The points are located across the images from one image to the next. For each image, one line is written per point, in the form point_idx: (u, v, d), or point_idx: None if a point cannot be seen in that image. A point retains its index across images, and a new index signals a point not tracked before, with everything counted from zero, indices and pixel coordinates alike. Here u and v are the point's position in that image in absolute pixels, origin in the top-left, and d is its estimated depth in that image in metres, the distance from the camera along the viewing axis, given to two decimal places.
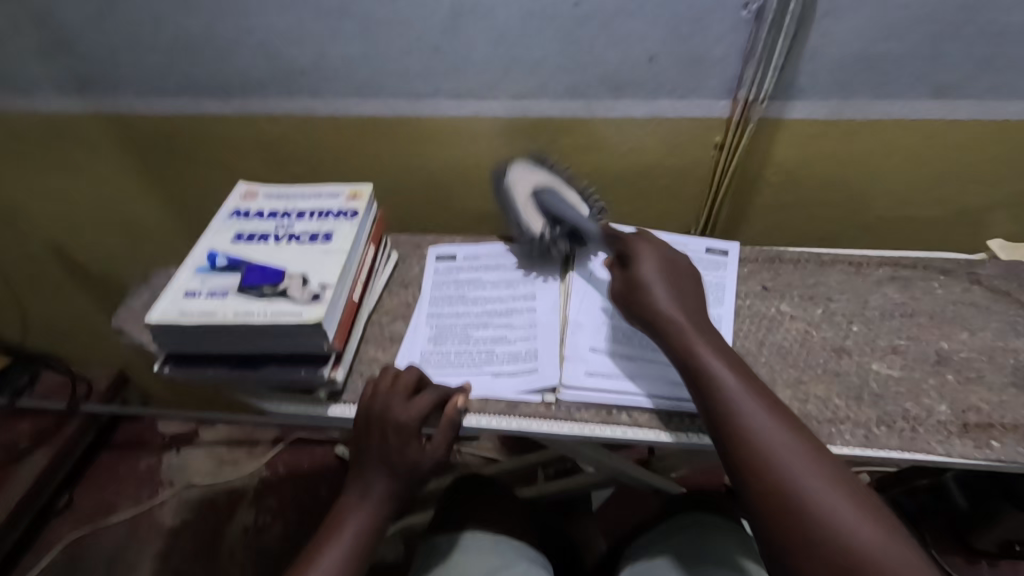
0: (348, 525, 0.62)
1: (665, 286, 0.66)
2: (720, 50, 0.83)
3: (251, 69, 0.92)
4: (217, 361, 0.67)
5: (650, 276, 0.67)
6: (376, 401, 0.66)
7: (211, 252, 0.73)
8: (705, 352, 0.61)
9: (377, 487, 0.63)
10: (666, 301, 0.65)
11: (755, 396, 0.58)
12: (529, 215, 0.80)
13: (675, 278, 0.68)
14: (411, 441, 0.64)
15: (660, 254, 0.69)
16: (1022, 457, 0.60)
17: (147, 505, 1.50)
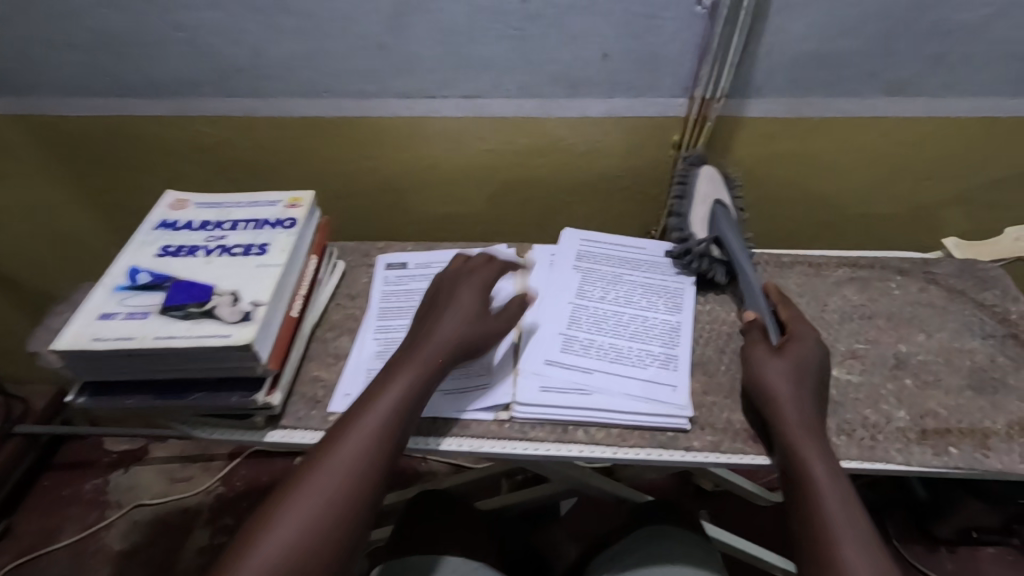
0: (361, 424, 0.55)
1: (788, 360, 0.62)
2: (675, 48, 0.81)
3: (182, 67, 0.86)
4: (139, 390, 0.62)
5: (790, 351, 0.63)
6: (428, 302, 0.68)
7: (133, 268, 0.67)
8: (801, 428, 0.57)
9: (394, 386, 0.58)
10: (779, 376, 0.61)
11: (804, 426, 0.57)
12: (695, 218, 0.80)
13: (811, 361, 0.63)
14: (456, 326, 0.64)
15: (814, 337, 0.65)
16: (980, 463, 0.59)
17: (93, 530, 1.42)
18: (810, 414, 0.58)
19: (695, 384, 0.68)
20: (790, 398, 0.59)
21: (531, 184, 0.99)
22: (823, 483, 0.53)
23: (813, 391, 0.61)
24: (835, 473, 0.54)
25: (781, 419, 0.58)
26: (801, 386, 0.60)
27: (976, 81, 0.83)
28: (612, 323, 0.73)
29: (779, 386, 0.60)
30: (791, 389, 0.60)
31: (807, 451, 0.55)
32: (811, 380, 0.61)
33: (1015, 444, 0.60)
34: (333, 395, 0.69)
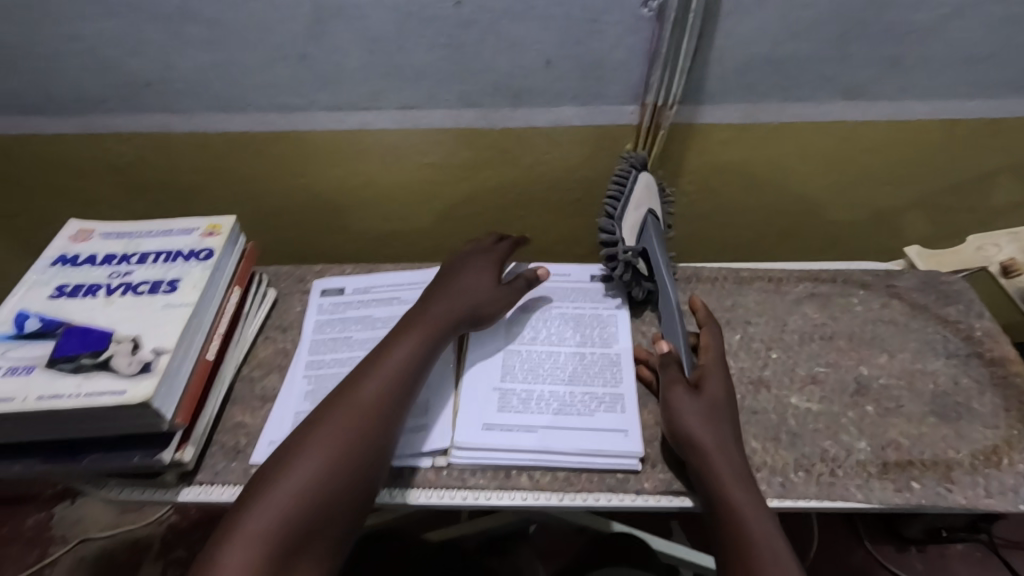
0: (360, 402, 0.55)
1: (707, 400, 0.58)
2: (620, 54, 0.76)
3: (86, 82, 0.78)
4: (26, 453, 0.55)
5: (707, 390, 0.59)
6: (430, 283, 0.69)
7: (21, 313, 0.60)
8: (727, 476, 0.54)
9: (386, 362, 0.59)
10: (700, 418, 0.57)
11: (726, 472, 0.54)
12: (630, 223, 0.71)
13: (728, 397, 0.60)
14: (459, 300, 0.66)
15: (723, 370, 0.62)
16: (943, 499, 0.56)
17: (36, 569, 1.34)
18: (735, 461, 0.55)
19: (647, 418, 0.64)
20: (714, 445, 0.55)
21: (480, 197, 0.93)
22: (754, 538, 0.50)
23: (733, 432, 0.57)
24: (761, 519, 0.51)
25: (708, 469, 0.54)
26: (723, 429, 0.57)
27: (935, 83, 0.80)
28: (548, 368, 0.69)
29: (704, 429, 0.56)
30: (716, 433, 0.56)
31: (735, 506, 0.52)
32: (731, 417, 0.58)
33: (979, 476, 0.57)
34: (256, 443, 0.63)
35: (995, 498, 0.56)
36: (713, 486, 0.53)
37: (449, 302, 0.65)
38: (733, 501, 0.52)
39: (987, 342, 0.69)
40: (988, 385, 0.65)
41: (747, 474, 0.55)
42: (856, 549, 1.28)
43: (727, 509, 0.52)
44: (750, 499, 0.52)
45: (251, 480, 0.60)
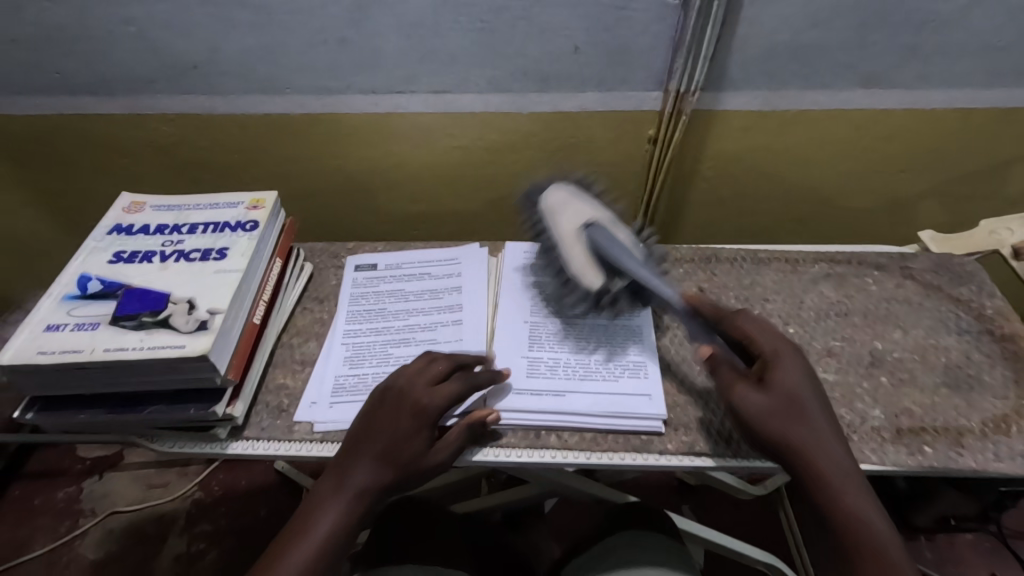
0: (315, 529, 0.52)
1: (796, 399, 0.55)
2: (646, 41, 0.79)
3: (134, 63, 0.82)
4: (91, 403, 0.59)
5: (791, 386, 0.56)
6: (370, 402, 0.57)
7: (83, 276, 0.64)
8: (834, 480, 0.52)
9: (356, 479, 0.53)
10: (796, 420, 0.54)
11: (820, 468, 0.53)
12: (580, 266, 0.71)
13: (809, 383, 0.57)
14: (418, 432, 0.55)
15: (799, 353, 0.59)
16: (954, 462, 0.59)
17: (67, 539, 1.38)
18: (827, 450, 0.53)
19: (668, 385, 0.67)
20: (812, 448, 0.53)
21: (505, 180, 0.96)
22: (875, 545, 0.50)
23: (824, 425, 0.55)
24: (876, 517, 0.51)
25: (815, 476, 0.53)
26: (818, 427, 0.54)
27: (950, 72, 0.82)
28: (572, 338, 0.72)
29: (801, 435, 0.54)
30: (812, 434, 0.54)
31: (848, 510, 0.51)
32: (819, 407, 0.56)
33: (989, 442, 0.60)
34: (298, 403, 0.67)
35: (1004, 462, 0.58)
36: (824, 494, 0.52)
37: (405, 432, 0.55)
38: (845, 505, 0.51)
39: (999, 319, 0.71)
40: (999, 358, 0.67)
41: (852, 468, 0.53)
42: None
43: (841, 514, 0.51)
44: (861, 499, 0.52)
45: (295, 436, 0.64)
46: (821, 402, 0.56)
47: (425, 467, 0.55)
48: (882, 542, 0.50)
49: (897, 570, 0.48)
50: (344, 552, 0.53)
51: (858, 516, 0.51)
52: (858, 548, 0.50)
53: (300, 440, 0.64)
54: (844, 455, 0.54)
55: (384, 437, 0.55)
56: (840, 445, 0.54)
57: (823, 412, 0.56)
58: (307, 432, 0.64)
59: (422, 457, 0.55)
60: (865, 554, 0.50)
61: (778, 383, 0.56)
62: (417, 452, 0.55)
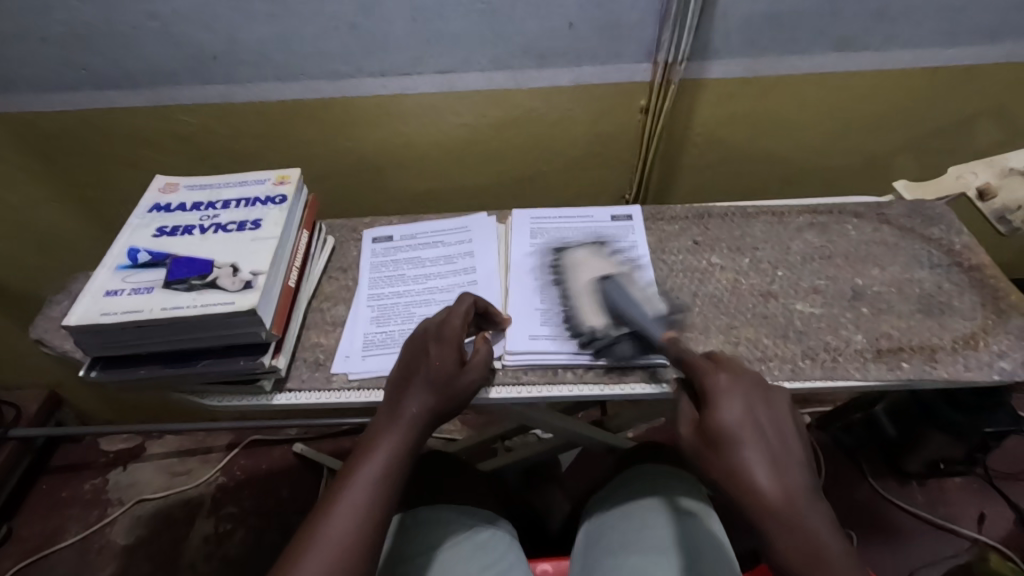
0: (380, 448, 0.60)
1: (734, 401, 0.53)
2: (634, 15, 0.85)
3: (158, 57, 0.87)
4: (149, 360, 0.65)
5: (726, 391, 0.54)
6: (407, 342, 0.66)
7: (132, 249, 0.70)
8: (756, 465, 0.50)
9: (409, 402, 0.62)
10: (734, 423, 0.52)
11: (760, 449, 0.51)
12: (587, 310, 0.72)
13: (751, 388, 0.55)
14: (450, 355, 0.64)
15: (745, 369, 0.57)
16: (928, 373, 0.66)
17: (97, 528, 1.41)
18: (773, 442, 0.51)
19: (671, 324, 0.74)
20: (745, 448, 0.51)
21: (507, 155, 1.03)
22: (800, 524, 0.47)
23: (775, 433, 0.52)
24: (814, 510, 0.48)
25: (739, 472, 0.50)
26: (756, 430, 0.52)
27: (914, 34, 0.89)
28: None
29: (734, 432, 0.51)
30: (748, 438, 0.51)
31: (762, 487, 0.49)
32: (765, 413, 0.53)
33: (959, 356, 0.68)
34: (333, 357, 0.73)
35: (973, 371, 0.66)
36: (739, 477, 0.49)
37: (438, 359, 0.63)
38: (763, 484, 0.49)
39: (966, 252, 0.79)
40: (967, 287, 0.75)
41: (788, 459, 0.51)
42: (860, 481, 1.37)
43: (761, 495, 0.49)
44: (789, 483, 0.49)
45: (334, 385, 0.70)
46: (769, 405, 0.54)
47: (460, 385, 0.64)
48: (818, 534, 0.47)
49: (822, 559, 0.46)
50: (405, 466, 0.60)
51: (778, 493, 0.48)
52: (782, 537, 0.47)
53: (340, 388, 0.70)
54: (793, 456, 0.51)
55: (424, 368, 0.63)
56: (783, 439, 0.52)
57: (777, 419, 0.53)
58: (344, 381, 0.71)
59: (457, 376, 0.64)
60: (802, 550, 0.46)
61: (712, 392, 0.55)
62: (451, 373, 0.63)
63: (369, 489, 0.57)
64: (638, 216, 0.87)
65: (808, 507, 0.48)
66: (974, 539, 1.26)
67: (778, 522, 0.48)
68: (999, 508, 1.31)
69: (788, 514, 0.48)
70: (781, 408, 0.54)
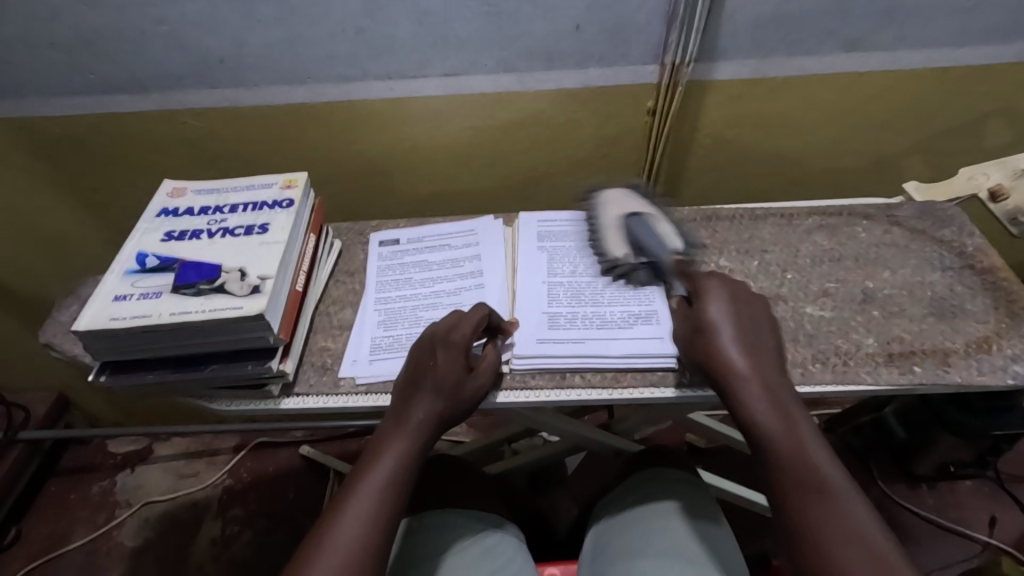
0: (386, 454, 0.60)
1: (721, 307, 0.61)
2: (641, 17, 0.85)
3: (166, 61, 0.88)
4: (158, 365, 0.65)
5: (717, 308, 0.62)
6: (414, 347, 0.66)
7: (140, 253, 0.70)
8: (731, 352, 0.59)
9: (416, 408, 0.62)
10: (723, 324, 0.60)
11: (740, 345, 0.59)
12: (614, 243, 0.79)
13: (737, 296, 0.63)
14: (458, 362, 0.63)
15: (730, 286, 0.64)
16: (941, 378, 0.65)
17: (105, 529, 1.42)
18: (755, 341, 0.60)
19: None
20: (727, 348, 0.59)
21: (514, 157, 1.02)
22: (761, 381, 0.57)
23: (756, 337, 0.60)
24: (776, 378, 0.58)
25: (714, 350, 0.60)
26: (740, 331, 0.60)
27: (924, 34, 0.88)
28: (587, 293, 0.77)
29: (716, 325, 0.61)
30: (731, 338, 0.59)
31: (734, 364, 0.58)
32: (750, 318, 0.62)
33: (972, 360, 0.67)
34: (341, 361, 0.73)
35: (986, 375, 0.65)
36: (721, 361, 0.59)
37: (445, 365, 0.63)
38: (736, 363, 0.58)
39: (978, 255, 0.78)
40: (979, 290, 0.74)
41: (761, 339, 0.60)
42: (869, 485, 1.36)
43: (735, 373, 0.58)
44: (762, 360, 0.59)
45: (341, 389, 0.70)
46: (755, 311, 0.63)
47: (466, 391, 0.63)
48: (792, 417, 0.55)
49: (782, 413, 0.55)
50: (412, 473, 0.60)
51: (748, 371, 0.58)
52: (756, 408, 0.56)
53: (347, 393, 0.70)
54: (767, 354, 0.60)
55: (431, 374, 0.63)
56: (757, 324, 0.61)
57: (758, 328, 0.61)
58: (352, 385, 0.71)
59: (463, 382, 0.63)
60: (772, 430, 0.55)
61: (707, 305, 0.62)
62: (458, 379, 0.63)
63: (376, 494, 0.57)
64: None
65: (770, 374, 0.58)
66: (985, 543, 1.25)
67: (754, 398, 0.56)
68: (1011, 512, 1.30)
69: (751, 388, 0.57)
70: (764, 321, 0.62)
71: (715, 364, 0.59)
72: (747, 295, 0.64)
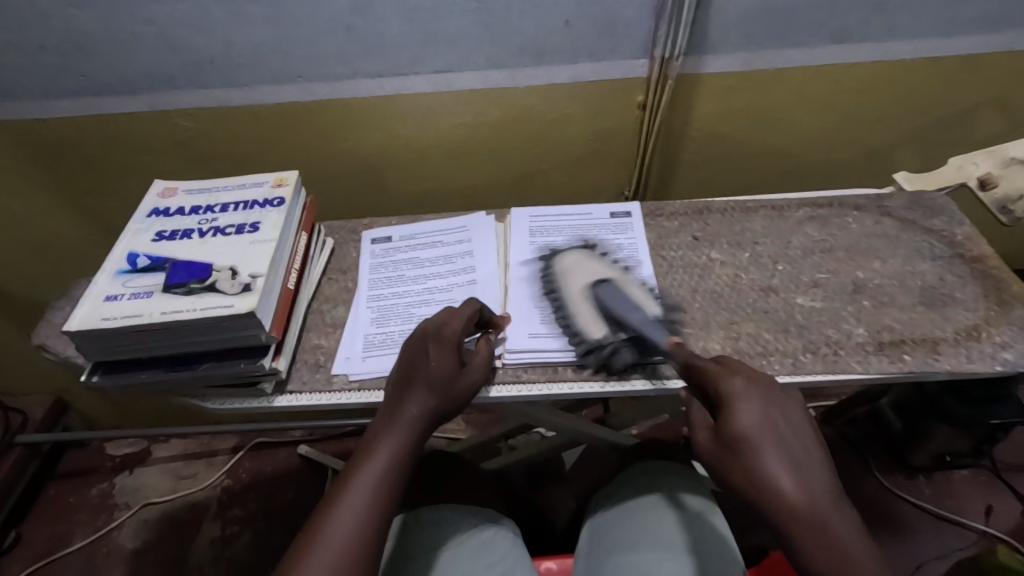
0: (380, 449, 0.60)
1: (761, 433, 0.49)
2: (630, 11, 0.85)
3: (156, 62, 0.88)
4: (150, 365, 0.65)
5: (750, 424, 0.49)
6: (406, 343, 0.66)
7: (132, 254, 0.70)
8: (779, 475, 0.47)
9: (409, 402, 0.62)
10: (766, 453, 0.48)
11: (789, 473, 0.47)
12: (587, 319, 0.70)
13: (769, 398, 0.51)
14: (449, 356, 0.64)
15: (761, 386, 0.52)
16: (931, 366, 0.66)
17: (104, 532, 1.42)
18: (810, 476, 0.47)
19: (671, 320, 0.73)
20: (777, 483, 0.47)
21: (506, 154, 1.02)
22: (805, 492, 0.46)
23: (808, 465, 0.48)
24: (839, 514, 0.46)
25: (752, 476, 0.48)
26: (790, 459, 0.48)
27: (914, 24, 0.88)
28: None
29: (752, 437, 0.49)
30: (782, 470, 0.47)
31: (785, 491, 0.46)
32: (793, 436, 0.50)
33: (962, 348, 0.67)
34: (334, 358, 0.73)
35: (977, 362, 0.66)
36: (763, 488, 0.47)
37: (437, 360, 0.63)
38: (786, 493, 0.46)
39: (968, 244, 0.78)
40: (969, 278, 0.74)
41: (804, 454, 0.49)
42: (866, 476, 1.36)
43: (785, 505, 0.46)
44: (806, 475, 0.48)
45: (334, 386, 0.70)
46: (790, 418, 0.51)
47: (459, 386, 0.64)
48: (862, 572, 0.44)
49: None
50: (406, 468, 0.60)
51: (802, 502, 0.46)
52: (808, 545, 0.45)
53: (341, 389, 0.70)
54: (822, 481, 0.48)
55: (425, 369, 0.63)
56: (789, 425, 0.50)
57: (805, 447, 0.49)
58: (345, 382, 0.71)
59: (456, 376, 0.64)
60: None
61: (743, 429, 0.49)
62: (451, 373, 0.63)
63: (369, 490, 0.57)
64: (637, 212, 0.87)
65: (818, 497, 0.46)
66: (982, 531, 1.25)
67: (809, 534, 0.45)
68: (1007, 501, 1.30)
69: (813, 521, 0.45)
70: (809, 438, 0.50)
71: (763, 497, 0.47)
72: (777, 395, 0.52)
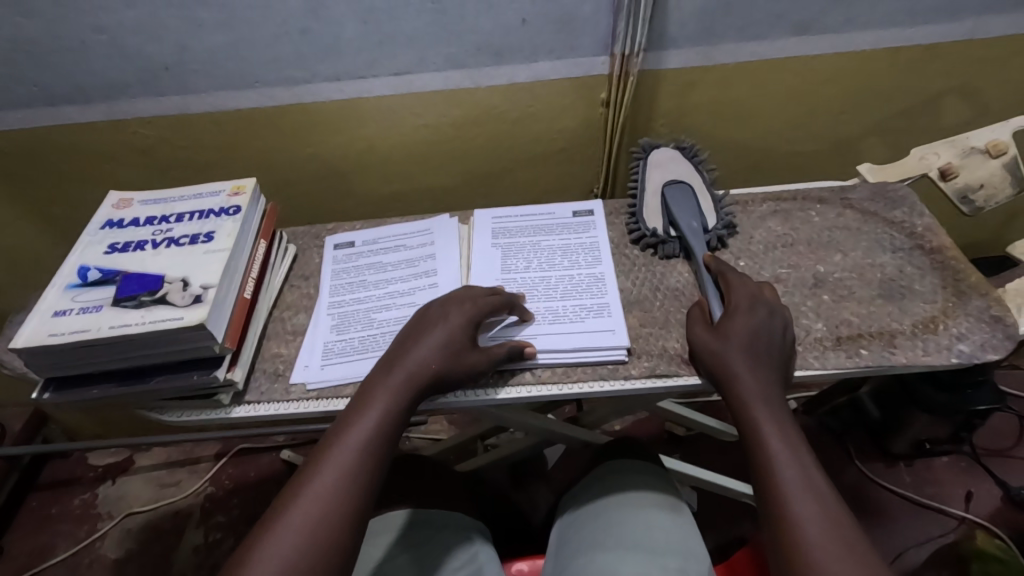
0: (364, 418, 0.57)
1: (741, 343, 0.62)
2: (588, 8, 0.84)
3: (111, 72, 0.87)
4: (103, 379, 0.64)
5: (738, 329, 0.63)
6: (419, 320, 0.66)
7: (83, 267, 0.69)
8: (742, 367, 0.61)
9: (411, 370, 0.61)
10: (737, 357, 0.61)
11: (750, 369, 0.60)
12: (649, 210, 0.83)
13: (757, 308, 0.65)
14: (466, 336, 0.64)
15: (756, 305, 0.65)
16: (887, 360, 0.66)
17: (87, 543, 1.41)
18: (768, 375, 0.60)
19: (632, 319, 0.73)
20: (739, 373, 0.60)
21: (473, 154, 1.02)
22: (758, 382, 0.60)
23: (765, 366, 0.61)
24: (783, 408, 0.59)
25: (729, 367, 0.61)
26: (757, 358, 0.61)
27: (874, 13, 0.88)
28: (541, 288, 0.77)
29: (737, 337, 0.62)
30: (747, 366, 0.60)
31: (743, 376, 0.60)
32: (767, 345, 0.62)
33: (919, 340, 0.67)
34: (293, 367, 0.73)
35: (932, 354, 0.66)
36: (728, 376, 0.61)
37: (453, 336, 0.64)
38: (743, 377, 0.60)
39: (928, 235, 0.78)
40: (929, 270, 0.74)
41: (776, 364, 0.62)
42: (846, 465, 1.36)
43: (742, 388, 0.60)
44: (762, 368, 0.61)
45: (293, 396, 0.70)
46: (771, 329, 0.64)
47: (461, 364, 0.63)
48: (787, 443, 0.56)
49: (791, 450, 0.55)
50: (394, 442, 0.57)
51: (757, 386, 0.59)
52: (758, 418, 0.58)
53: (299, 398, 0.70)
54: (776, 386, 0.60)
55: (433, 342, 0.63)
56: (768, 327, 0.64)
57: (770, 352, 0.62)
58: (303, 391, 0.70)
59: (463, 355, 0.63)
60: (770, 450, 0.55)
61: (729, 331, 0.63)
62: (461, 352, 0.63)
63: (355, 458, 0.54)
64: (599, 211, 0.87)
65: (779, 397, 0.59)
66: (961, 517, 1.26)
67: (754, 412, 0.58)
68: (986, 486, 1.31)
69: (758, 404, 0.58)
70: (777, 347, 0.63)
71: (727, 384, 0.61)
72: (764, 310, 0.65)
